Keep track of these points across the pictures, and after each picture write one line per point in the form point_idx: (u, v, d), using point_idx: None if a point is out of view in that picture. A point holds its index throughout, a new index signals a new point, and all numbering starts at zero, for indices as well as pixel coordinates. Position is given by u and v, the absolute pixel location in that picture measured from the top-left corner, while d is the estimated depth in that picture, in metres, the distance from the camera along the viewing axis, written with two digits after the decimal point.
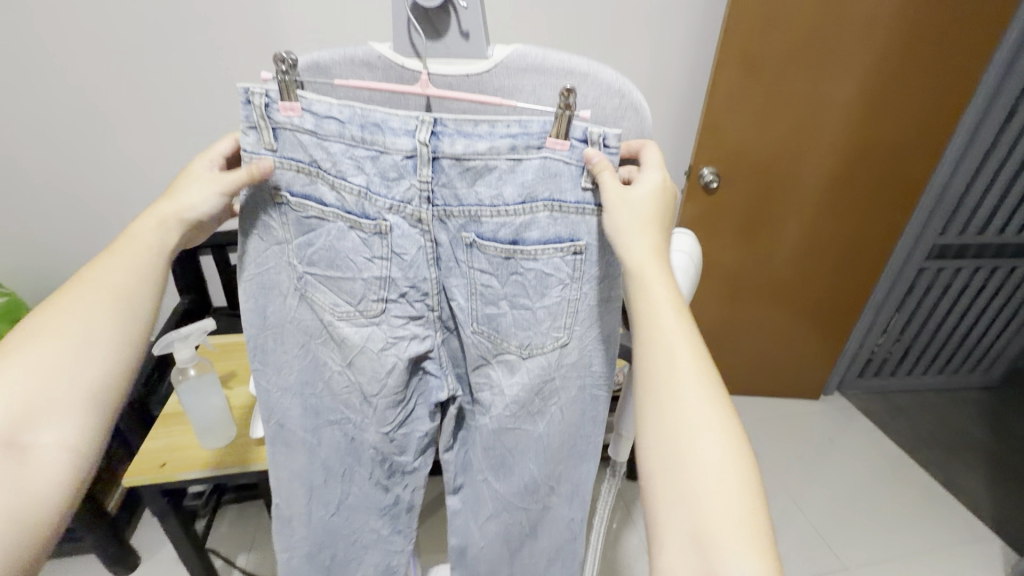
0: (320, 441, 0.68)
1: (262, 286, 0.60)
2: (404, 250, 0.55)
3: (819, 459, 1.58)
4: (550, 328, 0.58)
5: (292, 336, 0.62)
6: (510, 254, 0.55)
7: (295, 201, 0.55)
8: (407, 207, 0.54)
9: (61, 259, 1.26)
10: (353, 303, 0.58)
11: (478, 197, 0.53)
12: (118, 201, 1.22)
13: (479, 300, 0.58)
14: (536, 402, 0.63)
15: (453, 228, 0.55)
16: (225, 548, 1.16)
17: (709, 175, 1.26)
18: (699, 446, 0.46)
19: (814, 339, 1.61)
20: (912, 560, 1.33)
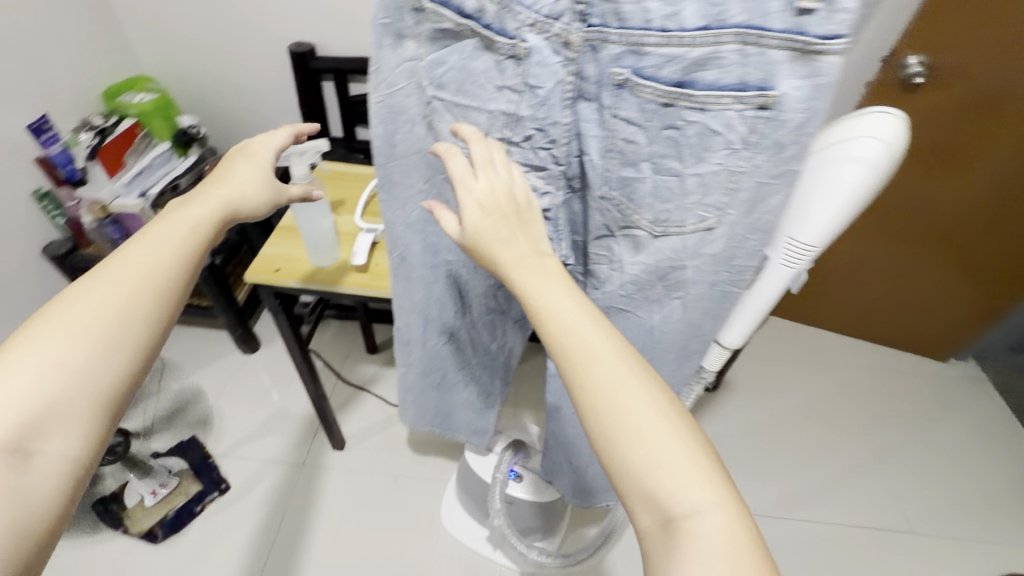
0: (437, 279, 0.63)
1: (393, 111, 0.47)
2: (539, 84, 0.39)
3: (922, 425, 1.38)
4: (696, 204, 0.41)
5: (416, 169, 0.51)
6: (672, 100, 0.37)
7: (432, 8, 0.39)
8: (554, 25, 0.37)
9: (207, 67, 1.33)
10: (476, 138, 0.44)
11: (645, 17, 0.35)
12: (255, 13, 1.22)
13: (615, 160, 0.41)
14: (657, 289, 0.47)
15: (604, 60, 0.37)
16: (325, 352, 1.40)
17: (915, 65, 1.01)
18: (643, 427, 0.37)
19: (977, 297, 1.34)
20: (994, 549, 1.18)
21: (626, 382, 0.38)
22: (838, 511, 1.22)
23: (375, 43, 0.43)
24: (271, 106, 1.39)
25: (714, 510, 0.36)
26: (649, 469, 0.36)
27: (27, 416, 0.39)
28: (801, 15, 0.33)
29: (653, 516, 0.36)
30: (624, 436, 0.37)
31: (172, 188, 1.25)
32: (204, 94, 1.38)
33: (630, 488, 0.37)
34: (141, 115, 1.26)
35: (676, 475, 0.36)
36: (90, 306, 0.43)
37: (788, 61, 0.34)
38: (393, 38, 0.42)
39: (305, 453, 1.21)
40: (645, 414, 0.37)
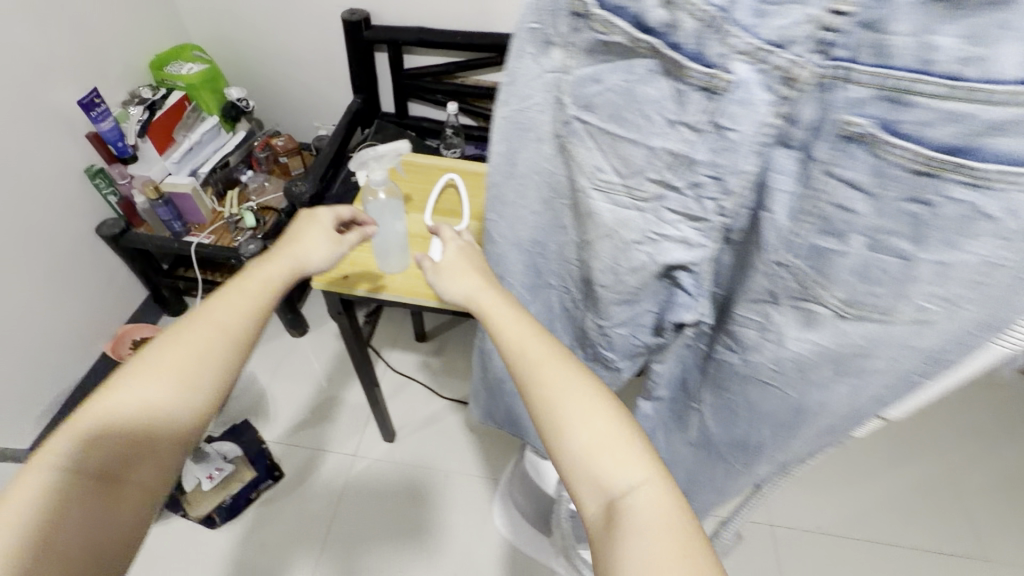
0: (535, 300, 0.55)
1: (521, 128, 0.39)
2: (732, 127, 0.29)
3: None
4: (921, 295, 0.30)
5: (534, 190, 0.43)
6: (933, 170, 0.26)
7: (601, 16, 0.30)
8: (777, 52, 0.27)
9: (260, 35, 1.26)
10: (622, 174, 0.35)
11: (927, 56, 0.25)
12: None
13: (812, 226, 0.31)
14: (825, 372, 0.37)
15: (838, 104, 0.27)
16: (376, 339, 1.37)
17: None
18: (581, 417, 0.41)
19: None
20: None
21: (563, 377, 0.42)
22: None
23: (516, 46, 0.35)
24: (322, 78, 1.32)
25: (648, 486, 0.38)
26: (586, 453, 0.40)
27: (113, 451, 0.40)
28: None
29: (599, 500, 0.39)
30: (566, 427, 0.41)
31: (223, 166, 1.25)
32: (253, 63, 1.32)
33: (577, 472, 0.40)
34: (189, 86, 1.20)
35: (610, 454, 0.39)
36: (173, 350, 0.43)
37: None
38: (539, 45, 0.34)
39: (354, 444, 1.20)
40: (581, 403, 0.41)
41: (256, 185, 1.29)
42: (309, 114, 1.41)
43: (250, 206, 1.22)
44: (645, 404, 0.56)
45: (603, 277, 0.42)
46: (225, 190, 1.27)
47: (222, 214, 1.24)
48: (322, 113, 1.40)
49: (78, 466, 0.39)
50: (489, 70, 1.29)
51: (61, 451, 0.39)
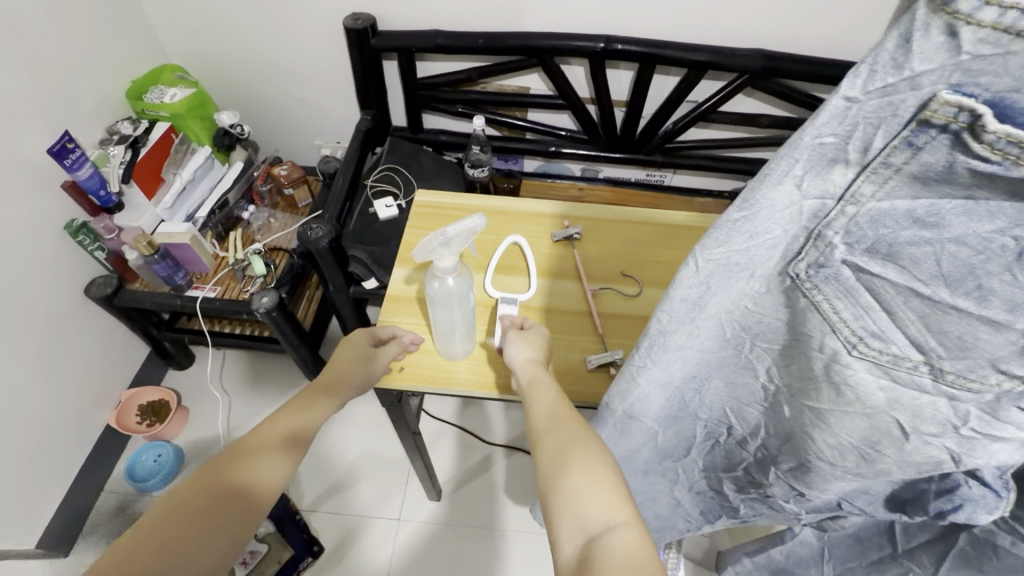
0: (666, 430, 0.42)
1: (731, 269, 0.29)
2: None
3: None
4: None
5: (715, 328, 0.33)
6: None
7: (1002, 131, 0.19)
8: None
9: (248, 50, 1.09)
10: (929, 352, 0.24)
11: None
12: None
13: None
14: None
15: None
16: None
17: None
18: (574, 463, 0.37)
19: None
20: None
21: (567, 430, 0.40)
22: None
23: (779, 171, 0.25)
24: (325, 94, 1.16)
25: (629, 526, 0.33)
26: (572, 497, 0.36)
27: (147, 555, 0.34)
28: None
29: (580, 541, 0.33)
30: (563, 473, 0.37)
31: (222, 206, 1.10)
32: (244, 81, 1.16)
33: (563, 506, 0.36)
34: (175, 116, 1.04)
35: (596, 491, 0.35)
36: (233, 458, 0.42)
37: None
38: (821, 164, 0.24)
39: (397, 505, 1.09)
40: (578, 448, 0.38)
41: (260, 222, 1.14)
42: (312, 134, 1.25)
43: (258, 248, 1.07)
44: (803, 529, 0.45)
45: (833, 454, 0.30)
46: (226, 233, 1.12)
47: (226, 259, 1.09)
48: (325, 131, 1.24)
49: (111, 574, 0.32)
50: (516, 75, 1.12)
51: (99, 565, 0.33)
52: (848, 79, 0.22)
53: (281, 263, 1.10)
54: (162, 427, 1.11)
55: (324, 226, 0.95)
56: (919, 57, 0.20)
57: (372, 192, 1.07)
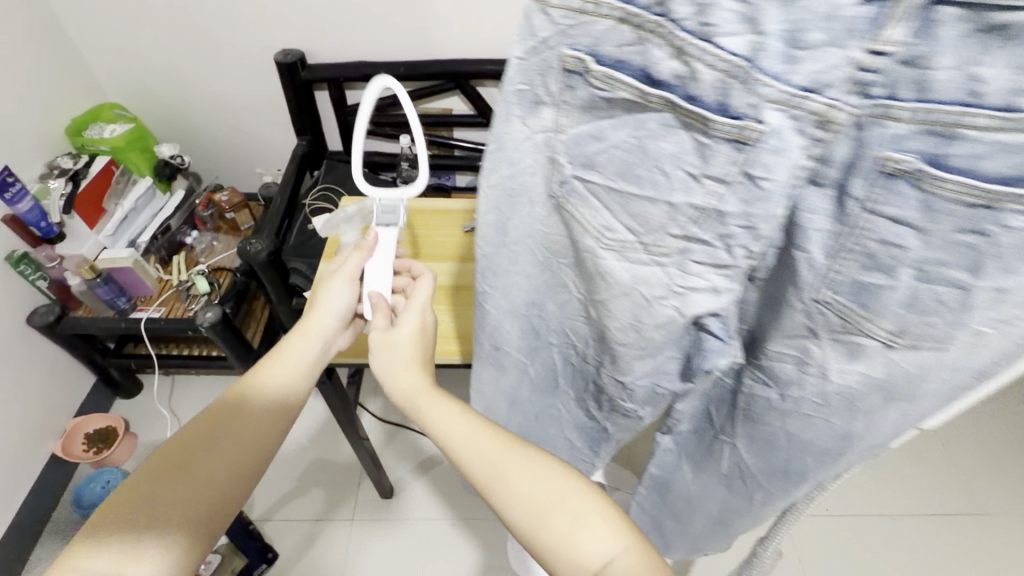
0: (534, 361, 0.51)
1: (512, 194, 0.35)
2: (766, 177, 0.26)
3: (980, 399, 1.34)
4: (978, 320, 0.27)
5: (525, 253, 0.39)
6: (995, 203, 0.23)
7: (599, 73, 0.26)
8: (816, 100, 0.23)
9: (186, 88, 1.18)
10: (638, 233, 0.32)
11: (970, 88, 0.21)
12: (234, 22, 1.08)
13: (854, 262, 0.28)
14: (873, 398, 0.34)
15: (880, 141, 0.24)
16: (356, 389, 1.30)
17: None
18: (548, 500, 0.43)
19: None
20: None
21: (521, 458, 0.45)
22: (937, 503, 1.13)
23: (505, 115, 0.31)
24: (263, 124, 1.25)
25: (624, 554, 0.41)
26: (558, 536, 0.42)
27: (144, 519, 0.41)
28: None
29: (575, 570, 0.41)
30: (536, 509, 0.43)
31: (163, 231, 1.15)
32: (186, 116, 1.24)
33: (562, 549, 0.42)
34: (114, 149, 1.11)
35: (591, 529, 0.42)
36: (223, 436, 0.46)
37: None
38: (528, 106, 0.30)
39: (350, 507, 1.13)
40: (549, 485, 0.44)
41: (203, 245, 1.20)
42: (254, 163, 1.33)
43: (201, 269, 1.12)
44: (663, 438, 0.54)
45: (622, 334, 0.38)
46: (170, 256, 1.17)
47: (170, 282, 1.14)
48: (266, 159, 1.32)
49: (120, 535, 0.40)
50: (437, 98, 1.24)
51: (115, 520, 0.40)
52: (514, 46, 0.28)
53: (224, 282, 1.15)
54: (110, 451, 1.12)
55: (262, 242, 1.01)
56: (540, 28, 0.27)
57: (310, 210, 1.16)
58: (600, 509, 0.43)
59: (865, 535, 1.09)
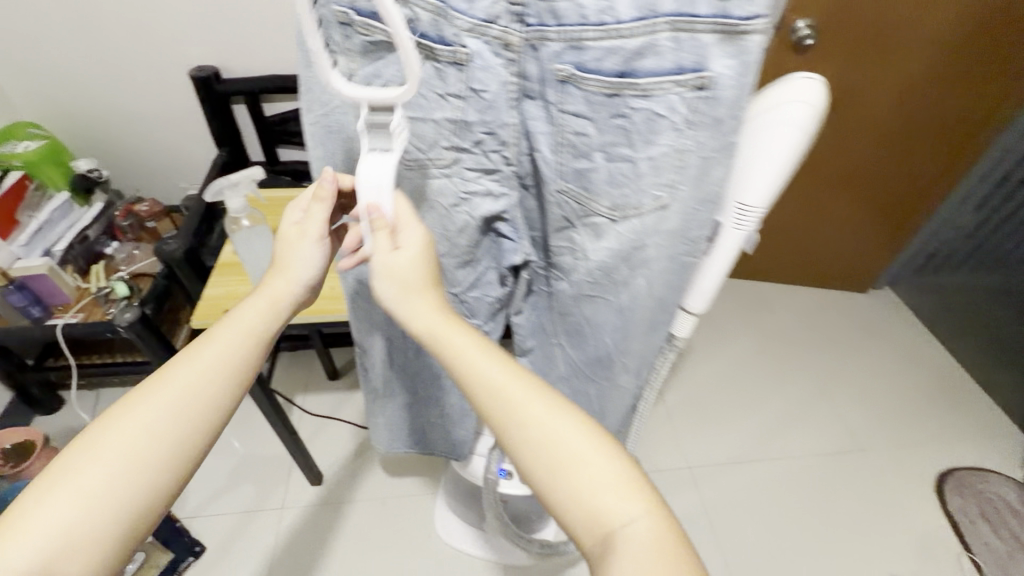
0: None
1: (332, 130, 0.49)
2: (483, 88, 0.39)
3: (854, 354, 1.54)
4: (651, 185, 0.40)
5: (363, 185, 0.53)
6: (617, 91, 0.37)
7: (360, 22, 0.39)
8: (493, 28, 0.37)
9: (104, 107, 1.24)
10: (422, 150, 0.44)
11: (581, 12, 0.35)
12: (149, 43, 1.15)
13: (568, 153, 0.41)
14: (622, 270, 0.46)
15: (546, 57, 0.37)
16: (286, 389, 1.34)
17: (801, 31, 1.14)
18: (575, 455, 0.41)
19: (878, 230, 1.54)
20: (933, 449, 1.32)
21: (547, 410, 0.43)
22: (802, 442, 1.32)
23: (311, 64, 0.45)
24: (183, 137, 1.31)
25: (643, 517, 0.40)
26: (579, 488, 0.41)
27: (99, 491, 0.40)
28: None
29: (596, 527, 0.40)
30: (561, 462, 0.41)
31: (82, 240, 1.18)
32: (105, 132, 1.28)
33: (577, 507, 0.41)
34: (28, 164, 1.14)
35: (614, 492, 0.40)
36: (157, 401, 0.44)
37: (716, 43, 0.34)
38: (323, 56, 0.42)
39: (281, 496, 1.16)
40: (575, 443, 0.42)
41: (123, 255, 1.23)
42: (176, 177, 1.38)
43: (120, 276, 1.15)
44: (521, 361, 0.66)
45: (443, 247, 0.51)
46: (89, 266, 1.20)
47: (89, 289, 1.16)
48: (189, 173, 1.38)
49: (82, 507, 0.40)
50: None
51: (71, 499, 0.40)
52: None
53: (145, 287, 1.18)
54: (29, 463, 1.09)
55: (177, 240, 1.06)
56: None
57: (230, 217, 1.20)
58: (627, 475, 0.41)
59: (746, 474, 1.26)
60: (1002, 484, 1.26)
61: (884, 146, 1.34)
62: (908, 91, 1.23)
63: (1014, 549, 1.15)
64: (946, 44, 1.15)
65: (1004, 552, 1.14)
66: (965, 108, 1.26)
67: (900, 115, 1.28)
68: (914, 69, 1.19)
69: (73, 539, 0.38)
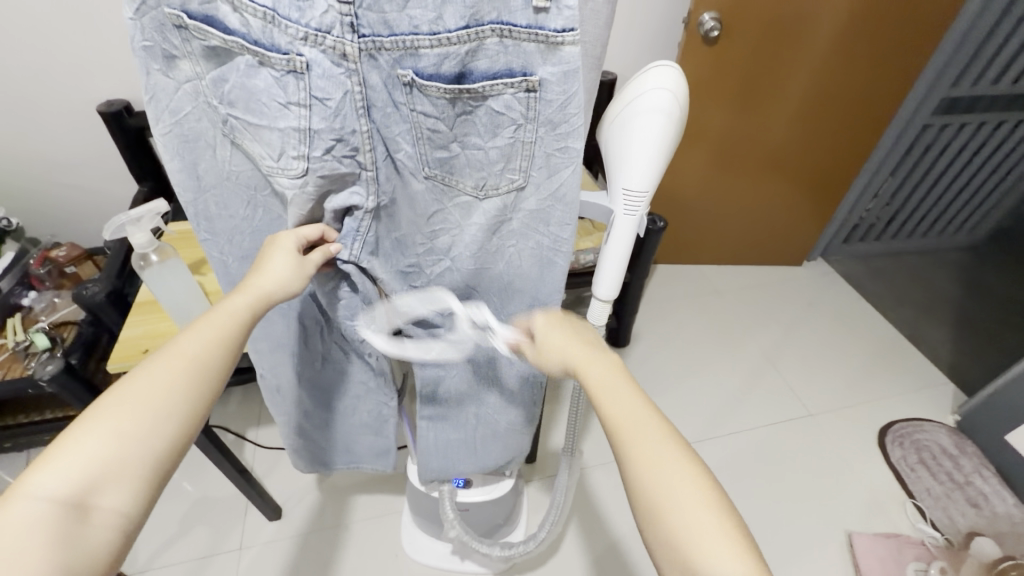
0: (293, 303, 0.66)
1: (189, 141, 0.49)
2: (326, 96, 0.42)
3: (797, 326, 1.60)
4: (505, 169, 0.50)
5: (233, 194, 0.53)
6: (456, 94, 0.44)
7: (194, 26, 0.40)
8: (326, 38, 0.40)
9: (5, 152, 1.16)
10: (273, 158, 0.46)
11: (412, 23, 0.40)
12: (48, 82, 1.09)
13: (428, 146, 0.48)
14: (494, 241, 0.57)
15: (385, 66, 0.42)
16: (235, 425, 1.30)
17: (709, 22, 1.17)
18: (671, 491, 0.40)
19: (805, 203, 1.62)
20: (872, 403, 1.40)
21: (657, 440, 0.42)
22: (752, 413, 1.37)
23: (146, 70, 0.43)
24: (98, 177, 1.25)
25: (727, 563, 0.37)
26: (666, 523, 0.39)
27: (72, 480, 0.37)
28: (538, 12, 0.40)
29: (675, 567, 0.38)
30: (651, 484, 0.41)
31: None
32: (7, 179, 1.21)
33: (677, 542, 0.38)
34: None
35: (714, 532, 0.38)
36: (129, 397, 0.41)
37: (539, 51, 0.42)
38: (162, 61, 0.43)
39: (237, 537, 1.11)
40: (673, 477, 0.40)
41: (43, 304, 1.15)
42: (96, 218, 1.32)
43: (41, 326, 1.09)
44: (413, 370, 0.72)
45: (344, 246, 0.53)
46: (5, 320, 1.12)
47: (6, 344, 1.09)
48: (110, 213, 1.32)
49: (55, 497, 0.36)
50: None
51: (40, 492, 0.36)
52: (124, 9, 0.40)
53: (69, 335, 1.12)
54: None
55: (99, 284, 1.01)
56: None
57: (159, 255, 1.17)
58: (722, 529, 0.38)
59: (704, 452, 1.29)
60: (936, 429, 1.34)
61: (797, 125, 1.41)
62: (812, 72, 1.30)
63: (952, 489, 1.22)
64: (839, 26, 1.23)
65: (943, 493, 1.22)
66: (865, 83, 1.35)
67: (808, 94, 1.35)
68: (816, 50, 1.26)
69: (62, 510, 0.36)
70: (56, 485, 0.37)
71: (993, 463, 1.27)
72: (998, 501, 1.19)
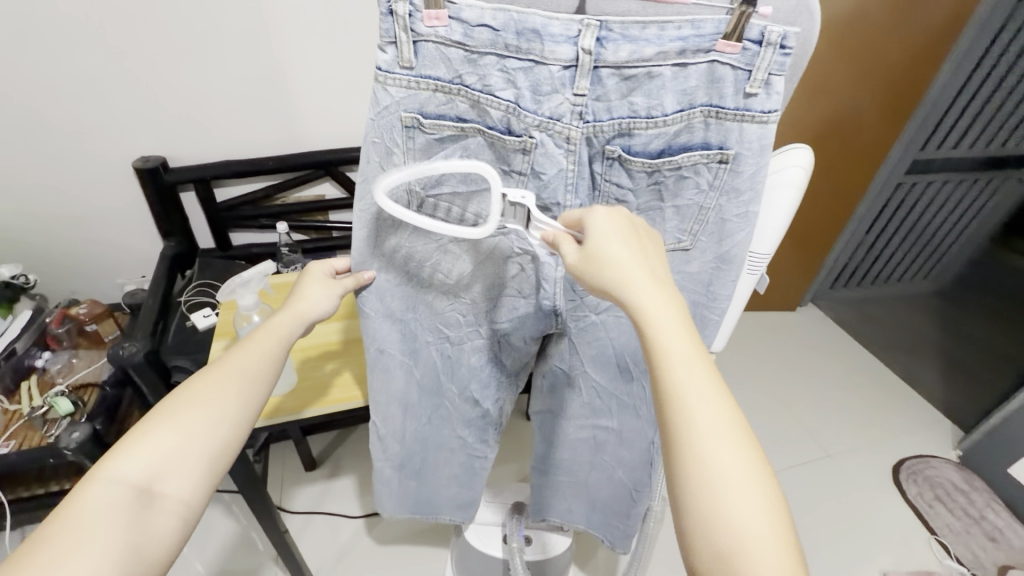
0: (419, 362, 0.71)
1: (378, 216, 0.55)
2: (543, 170, 0.49)
3: (801, 369, 1.69)
4: (674, 229, 0.53)
5: (398, 263, 0.60)
6: (656, 168, 0.49)
7: (429, 123, 0.48)
8: (556, 123, 0.46)
9: (31, 206, 1.14)
10: (483, 217, 0.55)
11: (631, 108, 0.46)
12: (84, 139, 1.09)
13: None
14: None
15: (597, 145, 0.48)
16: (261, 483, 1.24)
17: None
18: (736, 499, 0.37)
19: (799, 252, 1.75)
20: (880, 441, 1.48)
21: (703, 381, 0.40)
22: (776, 457, 1.41)
23: (370, 158, 0.51)
24: (119, 232, 1.22)
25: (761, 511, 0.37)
26: (710, 496, 0.37)
27: (143, 465, 0.45)
28: (748, 97, 0.45)
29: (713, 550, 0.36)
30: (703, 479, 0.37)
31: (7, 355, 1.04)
32: (29, 234, 1.18)
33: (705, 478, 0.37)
34: None
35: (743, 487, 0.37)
36: (199, 395, 0.50)
37: (739, 129, 0.46)
38: (383, 154, 0.51)
39: None
40: (712, 416, 0.39)
41: (59, 364, 1.10)
42: (111, 273, 1.28)
43: (61, 389, 1.03)
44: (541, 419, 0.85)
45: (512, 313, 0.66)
46: (17, 383, 1.06)
47: (19, 410, 1.02)
48: (128, 269, 1.28)
49: (127, 479, 0.44)
50: (311, 185, 1.28)
51: (114, 475, 0.44)
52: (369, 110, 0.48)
53: (90, 398, 1.06)
54: None
55: (137, 343, 0.97)
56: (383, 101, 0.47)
57: (187, 307, 1.14)
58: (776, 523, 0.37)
59: None
60: (944, 465, 1.42)
61: None
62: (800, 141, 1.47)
63: (969, 525, 1.28)
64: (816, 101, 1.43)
65: (961, 529, 1.27)
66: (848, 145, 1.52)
67: None
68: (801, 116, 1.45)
69: (131, 493, 0.43)
70: (129, 472, 0.44)
71: (1000, 495, 1.35)
72: (1013, 534, 1.26)
